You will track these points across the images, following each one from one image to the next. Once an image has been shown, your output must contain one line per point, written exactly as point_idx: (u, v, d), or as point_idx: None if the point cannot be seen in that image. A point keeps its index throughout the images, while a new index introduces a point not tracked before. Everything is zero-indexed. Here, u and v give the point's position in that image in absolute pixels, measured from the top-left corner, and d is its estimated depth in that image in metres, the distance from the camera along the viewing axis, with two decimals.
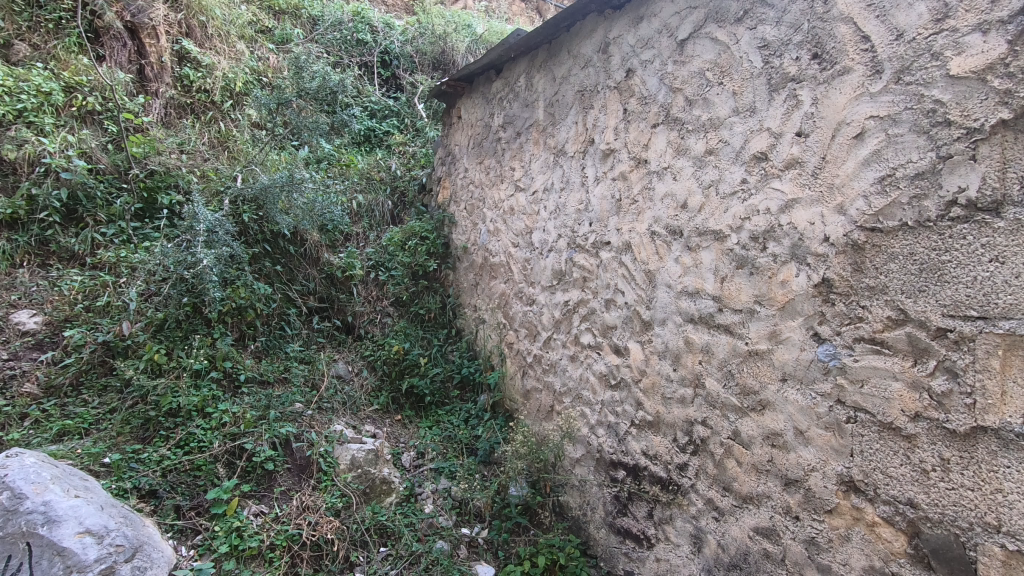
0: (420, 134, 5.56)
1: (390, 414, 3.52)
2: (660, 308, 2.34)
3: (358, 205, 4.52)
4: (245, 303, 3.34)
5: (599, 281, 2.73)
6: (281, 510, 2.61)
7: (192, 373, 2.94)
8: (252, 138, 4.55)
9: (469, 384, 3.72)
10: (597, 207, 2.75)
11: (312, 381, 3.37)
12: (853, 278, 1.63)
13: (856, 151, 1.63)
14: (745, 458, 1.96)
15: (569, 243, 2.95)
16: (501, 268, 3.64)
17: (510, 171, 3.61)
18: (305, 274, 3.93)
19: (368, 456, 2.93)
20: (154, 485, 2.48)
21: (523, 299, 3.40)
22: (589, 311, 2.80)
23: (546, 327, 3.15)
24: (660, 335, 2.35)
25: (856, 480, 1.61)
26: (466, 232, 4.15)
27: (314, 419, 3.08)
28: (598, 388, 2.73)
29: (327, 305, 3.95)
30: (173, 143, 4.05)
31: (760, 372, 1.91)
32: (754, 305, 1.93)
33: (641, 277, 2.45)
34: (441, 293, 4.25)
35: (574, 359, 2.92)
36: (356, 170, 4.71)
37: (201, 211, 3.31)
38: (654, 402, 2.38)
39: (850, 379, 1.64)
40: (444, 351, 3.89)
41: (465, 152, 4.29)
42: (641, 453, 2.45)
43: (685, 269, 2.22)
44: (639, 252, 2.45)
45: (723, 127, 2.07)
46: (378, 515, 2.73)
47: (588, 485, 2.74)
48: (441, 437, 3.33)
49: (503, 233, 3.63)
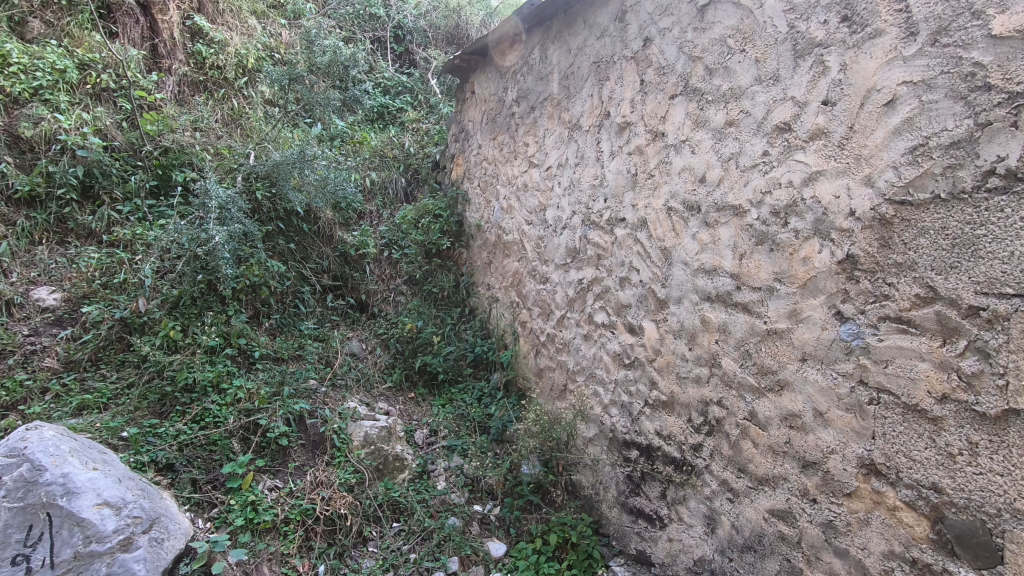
0: (434, 111, 5.49)
1: (403, 391, 3.53)
2: (676, 285, 2.28)
3: (371, 182, 4.52)
4: (259, 281, 3.34)
5: (614, 258, 2.67)
6: (295, 484, 2.63)
7: (206, 349, 2.96)
8: (265, 114, 4.52)
9: (482, 363, 3.71)
10: (612, 182, 2.67)
11: (326, 358, 3.41)
12: (880, 254, 1.56)
13: (886, 120, 1.54)
14: (761, 440, 1.92)
15: (584, 221, 2.89)
16: (515, 246, 3.59)
17: (524, 147, 3.54)
18: (319, 252, 3.94)
19: (381, 433, 2.94)
20: (171, 459, 2.51)
21: (536, 277, 3.35)
22: (603, 290, 2.75)
23: (559, 305, 3.11)
24: (676, 314, 2.29)
25: (878, 463, 1.56)
26: (480, 210, 4.11)
27: (328, 396, 3.12)
28: (611, 367, 2.70)
29: (341, 283, 3.96)
30: (187, 120, 4.05)
31: (778, 352, 1.85)
32: (774, 283, 1.86)
33: (656, 254, 2.39)
34: (454, 271, 4.22)
35: (588, 338, 2.88)
36: (369, 148, 4.69)
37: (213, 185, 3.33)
38: (669, 382, 2.33)
39: (874, 359, 1.57)
40: (457, 330, 3.87)
41: (478, 128, 4.21)
42: (654, 433, 2.42)
43: (702, 246, 2.15)
44: (655, 228, 2.39)
45: (744, 97, 1.98)
46: (391, 491, 2.75)
47: (601, 464, 2.73)
48: (454, 415, 3.34)
49: (516, 211, 3.58)
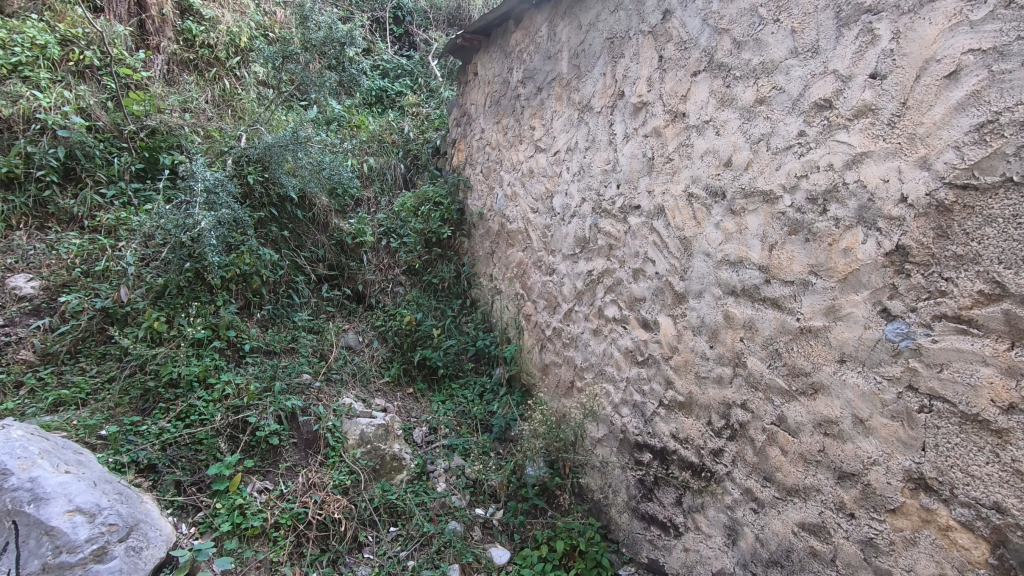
0: (434, 94, 5.29)
1: (401, 387, 3.38)
2: (697, 278, 2.11)
3: (369, 168, 4.35)
4: (249, 270, 3.18)
5: (627, 248, 2.50)
6: (287, 487, 2.48)
7: (193, 342, 2.79)
8: (258, 95, 4.33)
9: (484, 357, 3.55)
10: (626, 167, 2.50)
11: (321, 351, 3.25)
12: (936, 245, 1.39)
13: (947, 94, 1.37)
14: (791, 447, 1.76)
15: (594, 209, 2.72)
16: (519, 236, 3.42)
17: (529, 131, 3.36)
18: (314, 240, 3.78)
19: (378, 431, 2.79)
20: (153, 460, 2.34)
21: (542, 268, 3.19)
22: (614, 282, 2.59)
23: (567, 298, 2.95)
24: (695, 309, 2.13)
25: (928, 478, 1.41)
26: (482, 197, 3.93)
27: (322, 392, 2.98)
28: (623, 364, 2.54)
29: (337, 273, 3.80)
30: (175, 101, 3.85)
31: (813, 352, 1.69)
32: (809, 276, 1.70)
33: (675, 244, 2.22)
34: (455, 261, 4.05)
35: (597, 333, 2.72)
36: (366, 132, 4.52)
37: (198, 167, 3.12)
38: (687, 382, 2.18)
39: (926, 363, 1.41)
40: (458, 323, 3.72)
41: (481, 111, 4.02)
42: (669, 436, 2.27)
43: (727, 236, 1.98)
44: (674, 216, 2.22)
45: (778, 72, 1.80)
46: (388, 493, 2.60)
47: (610, 466, 2.58)
48: (454, 412, 3.19)
49: (521, 198, 3.40)
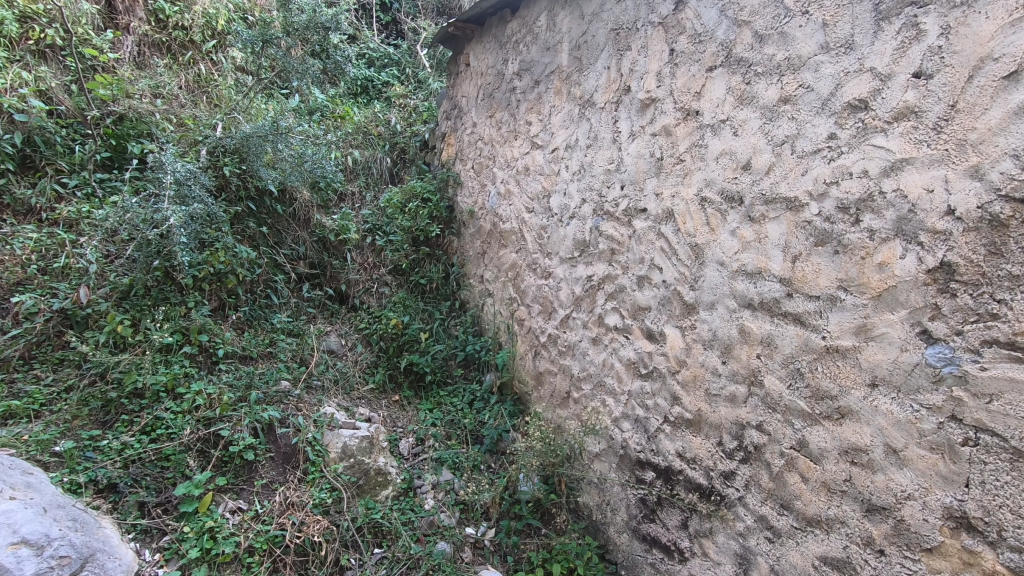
0: (422, 86, 5.09)
1: (386, 394, 3.21)
2: (709, 288, 1.97)
3: (353, 161, 4.15)
4: (224, 269, 2.99)
5: (631, 254, 2.35)
6: (262, 506, 2.29)
7: (161, 348, 2.58)
8: (236, 82, 4.09)
9: (473, 363, 3.39)
10: (631, 167, 2.35)
11: (301, 356, 3.10)
12: (988, 263, 1.27)
13: (1005, 96, 1.24)
14: (812, 474, 1.64)
15: (596, 210, 2.56)
16: (513, 236, 3.26)
17: (525, 126, 3.19)
18: (294, 237, 3.60)
19: (362, 444, 2.64)
20: (114, 479, 2.14)
21: (537, 271, 3.03)
22: (616, 289, 2.44)
23: (564, 304, 2.80)
24: (706, 321, 1.99)
25: (972, 517, 1.28)
26: (473, 194, 3.75)
27: (302, 401, 2.80)
28: (624, 377, 2.40)
29: (319, 271, 3.63)
30: (146, 86, 3.60)
31: (840, 373, 1.56)
32: (837, 292, 1.56)
33: (685, 251, 2.07)
34: (444, 261, 3.87)
35: (596, 342, 2.58)
36: (351, 124, 4.31)
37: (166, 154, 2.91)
38: (695, 399, 2.04)
39: (972, 392, 1.29)
40: (446, 326, 3.55)
41: (473, 104, 3.84)
42: (675, 455, 2.14)
43: (743, 244, 1.84)
44: (684, 221, 2.07)
45: (806, 69, 1.67)
46: (372, 512, 2.43)
47: (608, 483, 2.45)
48: (442, 422, 3.03)
49: (515, 196, 3.24)
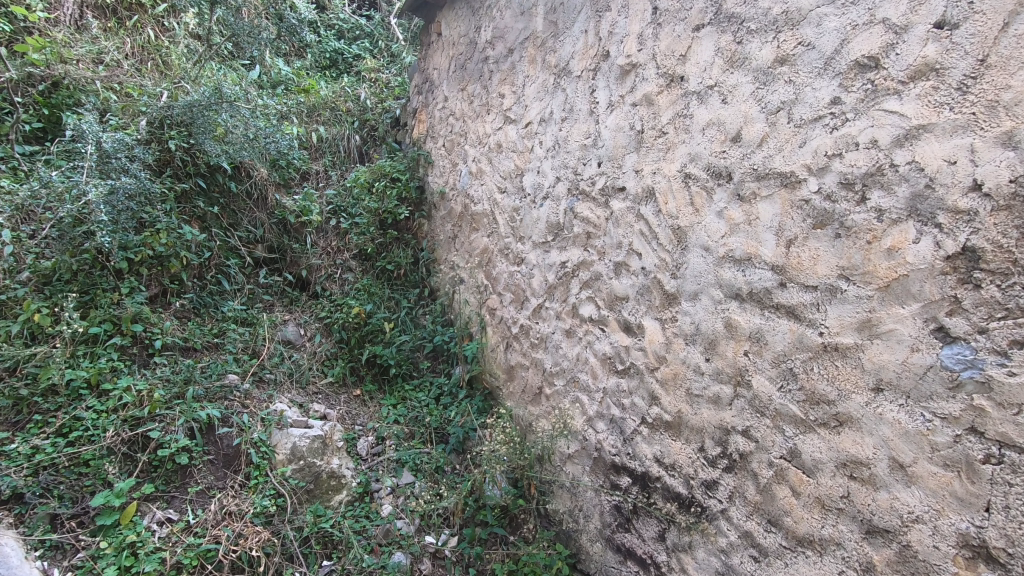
0: (395, 60, 4.79)
1: (347, 388, 2.98)
2: (692, 276, 1.76)
3: (318, 138, 3.88)
4: (165, 251, 2.73)
5: (608, 238, 2.13)
6: (195, 516, 2.07)
7: (86, 339, 2.33)
8: (186, 49, 3.73)
9: (442, 354, 3.16)
10: (609, 142, 2.12)
11: (252, 348, 2.86)
12: (1020, 249, 1.07)
13: None
14: (804, 489, 1.44)
15: (570, 190, 2.33)
16: (484, 219, 3.02)
17: (497, 99, 2.94)
18: (251, 218, 3.32)
19: (314, 445, 2.39)
20: (20, 488, 1.89)
21: (509, 257, 2.80)
22: (592, 276, 2.23)
23: (536, 293, 2.57)
24: (688, 313, 1.78)
25: (993, 547, 1.09)
26: (443, 174, 3.50)
27: (250, 397, 2.58)
28: (599, 373, 2.19)
29: (278, 256, 3.37)
30: (86, 51, 3.28)
31: (839, 376, 1.36)
32: (838, 282, 1.36)
33: (666, 235, 1.86)
34: (413, 245, 3.62)
35: (570, 334, 2.36)
36: (316, 97, 4.02)
37: (83, 120, 2.64)
38: (675, 399, 1.84)
39: (998, 401, 1.09)
40: (413, 315, 3.31)
41: (445, 77, 3.57)
42: (652, 460, 1.94)
43: (731, 227, 1.63)
44: (665, 201, 1.85)
45: (806, 23, 1.44)
46: (321, 520, 2.22)
47: (581, 488, 2.25)
48: (406, 419, 2.81)
49: (487, 176, 3.00)
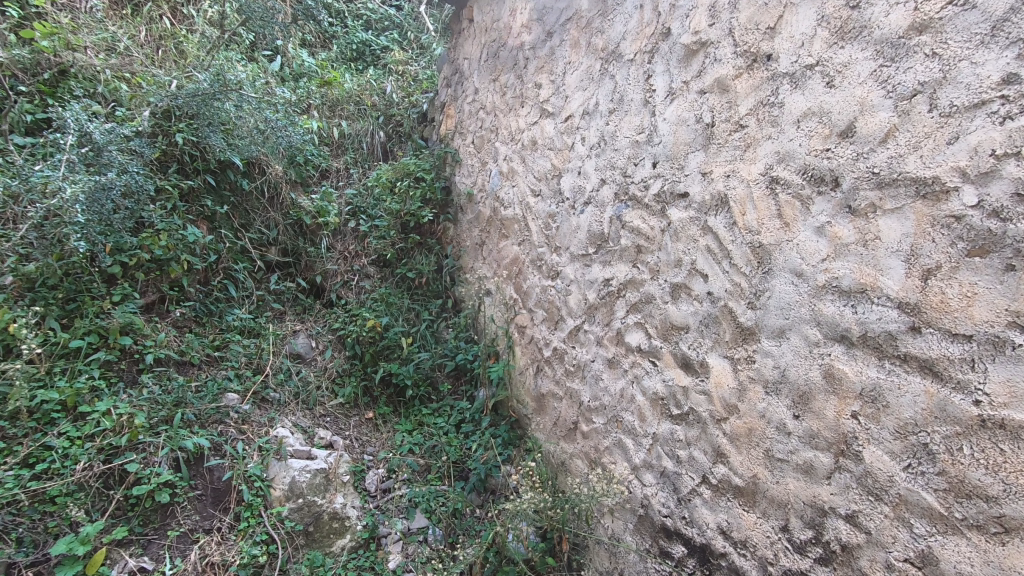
0: (425, 51, 4.47)
1: (358, 410, 2.68)
2: (777, 308, 1.38)
3: (340, 134, 3.58)
4: (164, 255, 2.51)
5: (663, 254, 1.77)
6: (173, 567, 1.83)
7: (67, 353, 2.10)
8: (203, 37, 3.48)
9: (465, 375, 2.81)
10: (668, 138, 1.75)
11: (257, 363, 2.59)
12: None
13: None
14: None
15: (618, 195, 1.97)
16: (515, 225, 2.68)
17: (534, 89, 2.60)
18: (264, 219, 3.06)
19: (315, 480, 2.12)
20: None
21: (543, 269, 2.45)
22: (641, 298, 1.86)
23: (574, 313, 2.22)
24: (772, 355, 1.41)
25: None
26: (472, 174, 3.16)
27: (248, 421, 2.30)
28: (649, 416, 1.83)
29: (292, 259, 3.09)
30: (96, 38, 3.06)
31: (1005, 465, 0.98)
32: (1008, 333, 0.98)
33: (742, 254, 1.48)
34: (437, 251, 3.29)
35: (613, 365, 2.00)
36: (339, 90, 3.74)
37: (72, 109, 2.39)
38: (750, 460, 1.47)
39: None
40: (435, 329, 2.97)
41: (476, 67, 3.24)
42: (715, 530, 1.57)
43: (837, 249, 1.25)
44: (743, 212, 1.48)
45: None
46: (319, 572, 1.96)
47: (623, 549, 1.89)
48: (422, 449, 2.49)
49: (519, 176, 2.66)
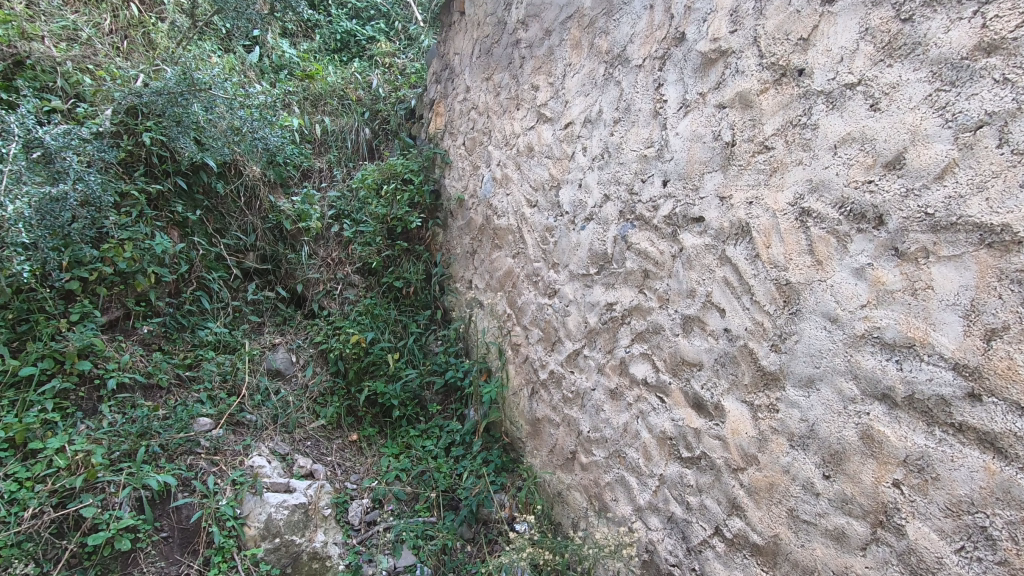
0: (413, 43, 4.24)
1: (341, 432, 2.51)
2: (806, 354, 1.24)
3: (322, 131, 3.38)
4: (129, 268, 2.32)
5: (673, 281, 1.62)
6: None
7: (19, 382, 1.95)
8: (173, 26, 3.24)
9: (455, 394, 2.61)
10: (681, 154, 1.60)
11: (233, 383, 2.41)
12: None
13: None
14: None
15: (623, 213, 1.81)
16: (508, 235, 2.51)
17: (530, 91, 2.42)
18: (240, 223, 2.85)
19: (293, 517, 1.97)
20: None
21: (538, 285, 2.28)
22: (647, 327, 1.71)
23: (573, 336, 2.05)
24: (798, 405, 1.27)
25: None
26: (462, 177, 2.96)
27: (220, 450, 2.14)
28: (655, 455, 1.68)
29: (271, 267, 2.88)
30: (55, 27, 2.81)
31: None
32: None
33: (766, 290, 1.34)
34: (425, 258, 3.04)
35: (616, 396, 1.85)
36: (321, 85, 3.51)
37: (13, 110, 2.13)
38: (771, 518, 1.32)
39: None
40: (423, 342, 2.76)
41: (467, 63, 3.05)
42: None
43: (879, 295, 1.12)
44: (767, 243, 1.33)
45: None
46: None
47: None
48: (409, 476, 2.33)
49: (514, 184, 2.48)
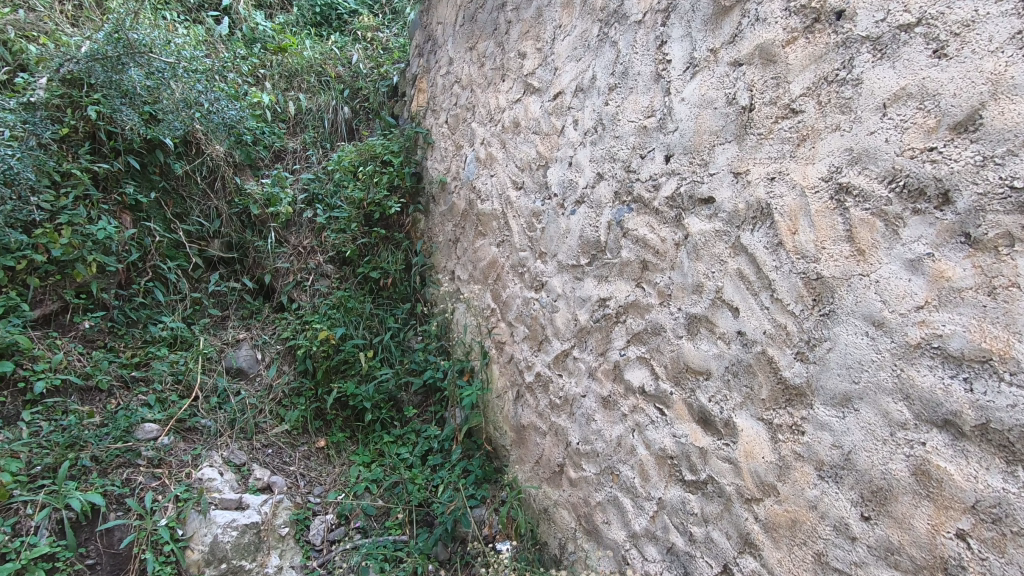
0: (399, 17, 3.94)
1: (307, 438, 2.26)
2: (842, 366, 1.01)
3: (296, 109, 3.11)
4: (65, 256, 2.09)
5: (676, 274, 1.37)
6: None
7: None
8: None
9: (435, 395, 2.33)
10: (687, 124, 1.35)
11: (188, 383, 2.17)
12: None
13: None
14: None
15: (619, 194, 1.56)
16: (493, 221, 2.24)
17: (517, 59, 2.16)
18: (203, 207, 2.59)
19: (242, 540, 1.78)
20: None
21: (525, 276, 2.03)
22: (646, 326, 1.47)
23: (561, 335, 1.81)
24: (830, 429, 1.03)
25: None
26: (444, 159, 2.65)
27: (164, 462, 1.91)
28: (653, 475, 1.44)
29: (237, 255, 2.62)
30: None
31: None
32: None
33: (791, 287, 1.10)
34: (405, 246, 2.71)
35: (609, 404, 1.61)
36: (295, 59, 3.23)
37: None
38: (794, 562, 1.08)
39: None
40: (402, 338, 2.47)
41: (451, 33, 2.78)
42: None
43: (944, 295, 0.90)
44: (793, 228, 1.10)
45: None
46: None
47: None
48: (380, 488, 2.10)
49: (499, 164, 2.22)
